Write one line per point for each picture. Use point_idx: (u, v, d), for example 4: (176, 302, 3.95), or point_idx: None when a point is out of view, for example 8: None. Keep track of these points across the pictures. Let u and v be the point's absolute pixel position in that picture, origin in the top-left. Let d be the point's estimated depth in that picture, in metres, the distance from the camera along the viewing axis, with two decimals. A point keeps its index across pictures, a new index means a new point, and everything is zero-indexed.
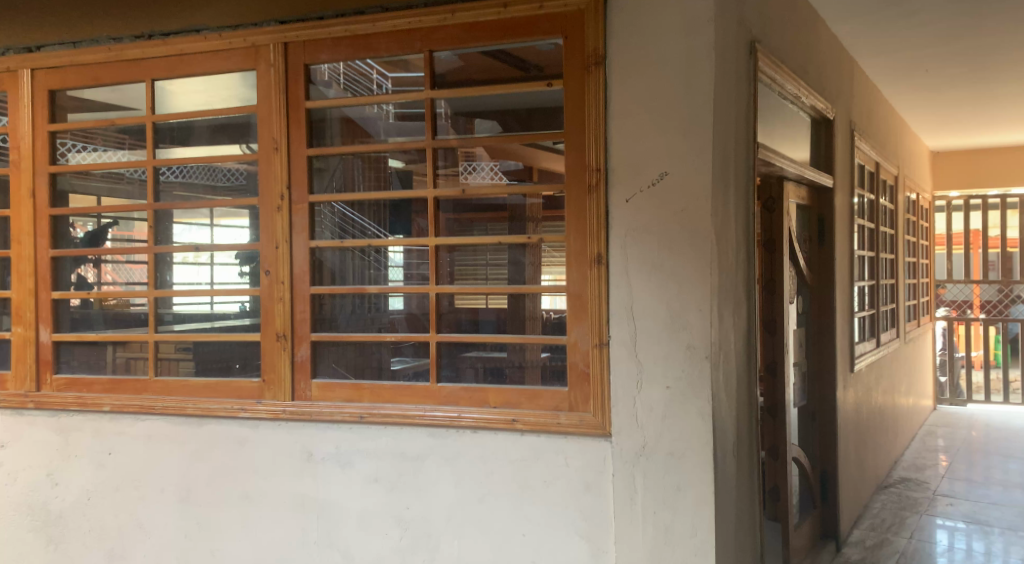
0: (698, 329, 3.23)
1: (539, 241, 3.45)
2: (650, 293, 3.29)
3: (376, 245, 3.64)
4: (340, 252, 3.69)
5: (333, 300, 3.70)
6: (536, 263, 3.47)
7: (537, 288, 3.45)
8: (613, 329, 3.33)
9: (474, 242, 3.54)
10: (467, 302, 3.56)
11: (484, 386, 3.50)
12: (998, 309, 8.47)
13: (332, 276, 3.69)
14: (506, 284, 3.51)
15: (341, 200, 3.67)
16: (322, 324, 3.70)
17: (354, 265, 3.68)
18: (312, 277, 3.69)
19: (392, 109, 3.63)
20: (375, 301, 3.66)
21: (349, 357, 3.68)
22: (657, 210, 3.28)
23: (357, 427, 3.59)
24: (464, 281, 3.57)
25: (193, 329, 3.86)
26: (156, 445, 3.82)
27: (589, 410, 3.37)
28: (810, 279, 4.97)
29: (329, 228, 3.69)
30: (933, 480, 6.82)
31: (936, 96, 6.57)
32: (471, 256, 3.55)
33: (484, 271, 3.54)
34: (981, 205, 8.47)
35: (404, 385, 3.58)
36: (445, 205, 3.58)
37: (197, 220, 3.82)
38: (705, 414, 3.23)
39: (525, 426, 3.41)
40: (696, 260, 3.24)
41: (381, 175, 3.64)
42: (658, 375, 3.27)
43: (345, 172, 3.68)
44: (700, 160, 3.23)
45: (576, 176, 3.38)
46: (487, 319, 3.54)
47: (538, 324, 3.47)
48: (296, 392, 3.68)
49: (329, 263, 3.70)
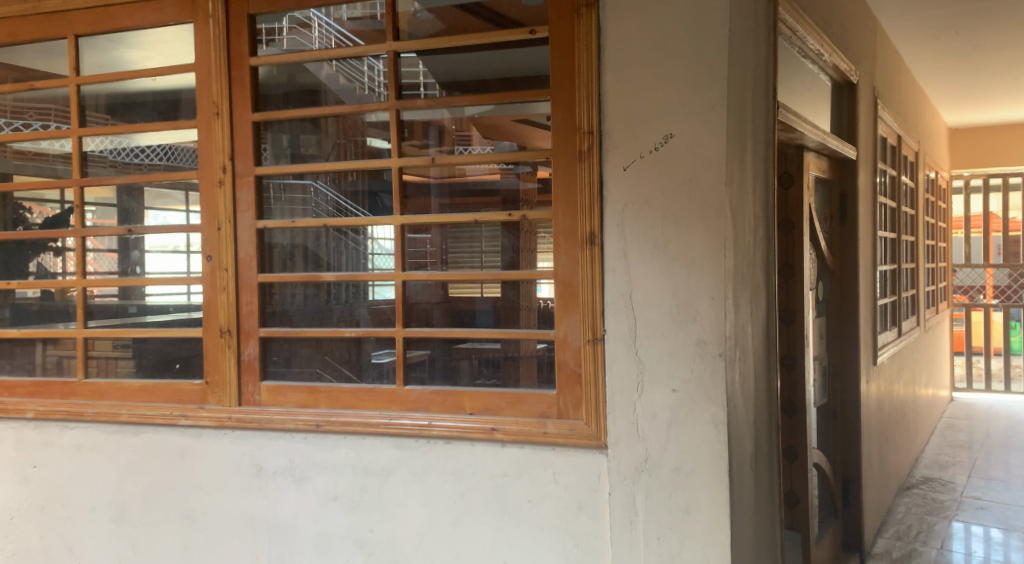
0: (709, 320, 2.73)
1: (535, 228, 2.94)
2: (653, 278, 2.77)
3: (354, 225, 3.11)
4: (306, 233, 3.17)
5: (283, 290, 3.20)
6: (532, 249, 2.95)
7: (532, 275, 2.94)
8: (608, 322, 2.82)
9: (469, 224, 3.02)
10: (463, 291, 3.04)
11: (460, 390, 3.00)
12: (1009, 295, 7.97)
13: (304, 261, 3.18)
14: (500, 270, 3.00)
15: (313, 172, 3.15)
16: (275, 319, 3.21)
17: (330, 248, 3.15)
18: (266, 260, 3.20)
19: (373, 77, 3.09)
20: (350, 289, 3.14)
21: (303, 355, 3.19)
22: (660, 180, 2.77)
23: (313, 437, 3.09)
24: (459, 268, 3.04)
25: (128, 322, 3.36)
26: (86, 458, 3.30)
27: (581, 417, 2.87)
28: (831, 264, 4.44)
29: (297, 206, 3.17)
30: (957, 479, 6.31)
31: (960, 64, 6.03)
32: (466, 242, 3.03)
33: (480, 258, 3.02)
34: (1001, 186, 7.92)
35: (368, 388, 3.08)
36: (439, 189, 3.04)
37: (173, 211, 3.26)
38: (718, 423, 2.73)
39: (507, 436, 2.91)
40: (707, 239, 2.73)
41: (360, 145, 3.11)
42: (663, 376, 2.77)
43: (327, 145, 3.15)
44: (713, 117, 2.72)
45: (565, 140, 2.88)
46: (485, 308, 3.03)
47: (534, 314, 2.96)
48: (244, 396, 3.18)
49: (305, 244, 3.18)
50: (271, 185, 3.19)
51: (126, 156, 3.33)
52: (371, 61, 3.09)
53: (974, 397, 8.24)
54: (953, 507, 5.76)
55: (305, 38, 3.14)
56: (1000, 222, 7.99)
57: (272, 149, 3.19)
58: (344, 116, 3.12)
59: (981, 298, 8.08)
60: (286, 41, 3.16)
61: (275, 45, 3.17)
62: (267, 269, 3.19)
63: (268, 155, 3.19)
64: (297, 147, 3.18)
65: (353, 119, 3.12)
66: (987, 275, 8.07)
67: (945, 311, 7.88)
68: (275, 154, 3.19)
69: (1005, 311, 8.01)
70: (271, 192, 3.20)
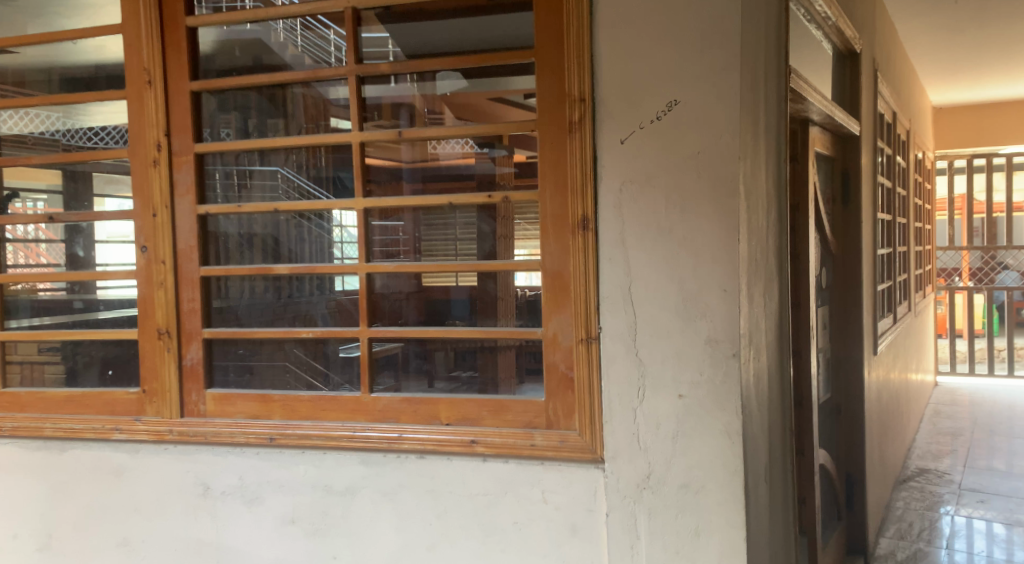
0: (721, 315, 2.37)
1: (512, 213, 2.57)
2: (655, 268, 2.41)
3: (316, 209, 2.72)
4: (265, 220, 2.78)
5: (232, 282, 2.79)
6: (509, 235, 2.58)
7: (508, 264, 2.58)
8: (605, 319, 2.45)
9: (442, 210, 2.65)
10: (437, 280, 2.66)
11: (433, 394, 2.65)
12: (986, 276, 7.72)
13: (262, 251, 2.78)
14: (476, 259, 2.63)
15: (271, 149, 2.75)
16: (217, 318, 2.80)
17: (292, 235, 2.76)
18: (209, 254, 2.79)
19: (325, 40, 2.70)
20: (314, 282, 2.74)
21: (253, 358, 2.79)
22: (663, 155, 2.40)
23: (266, 453, 2.70)
24: (434, 259, 2.66)
25: (50, 325, 2.94)
26: (5, 478, 2.89)
27: (574, 427, 2.51)
28: (833, 247, 4.08)
29: (256, 190, 2.78)
30: (953, 470, 6.01)
31: (955, 39, 5.69)
32: (438, 229, 2.65)
33: (455, 245, 2.65)
34: (985, 167, 7.58)
35: (328, 396, 2.70)
36: (411, 173, 2.66)
37: (113, 206, 2.83)
38: (732, 433, 2.38)
39: (488, 450, 2.54)
40: (718, 222, 2.37)
41: (319, 115, 2.72)
42: (668, 380, 2.41)
43: (291, 119, 2.75)
44: (723, 81, 2.36)
45: (552, 109, 2.51)
46: (460, 298, 2.66)
47: (511, 305, 2.59)
48: (187, 407, 2.78)
49: (262, 233, 2.78)
50: (213, 169, 2.79)
51: (59, 139, 2.90)
52: (324, 20, 2.68)
53: (960, 381, 7.97)
54: (952, 502, 5.45)
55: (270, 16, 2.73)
56: (983, 204, 7.65)
57: (236, 134, 2.78)
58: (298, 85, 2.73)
59: (957, 280, 7.86)
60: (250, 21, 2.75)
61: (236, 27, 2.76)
62: (210, 263, 2.78)
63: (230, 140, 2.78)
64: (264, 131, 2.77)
65: (317, 93, 2.72)
66: (964, 257, 7.80)
67: (930, 294, 7.55)
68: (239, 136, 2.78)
69: (987, 294, 7.69)
70: (215, 180, 2.79)
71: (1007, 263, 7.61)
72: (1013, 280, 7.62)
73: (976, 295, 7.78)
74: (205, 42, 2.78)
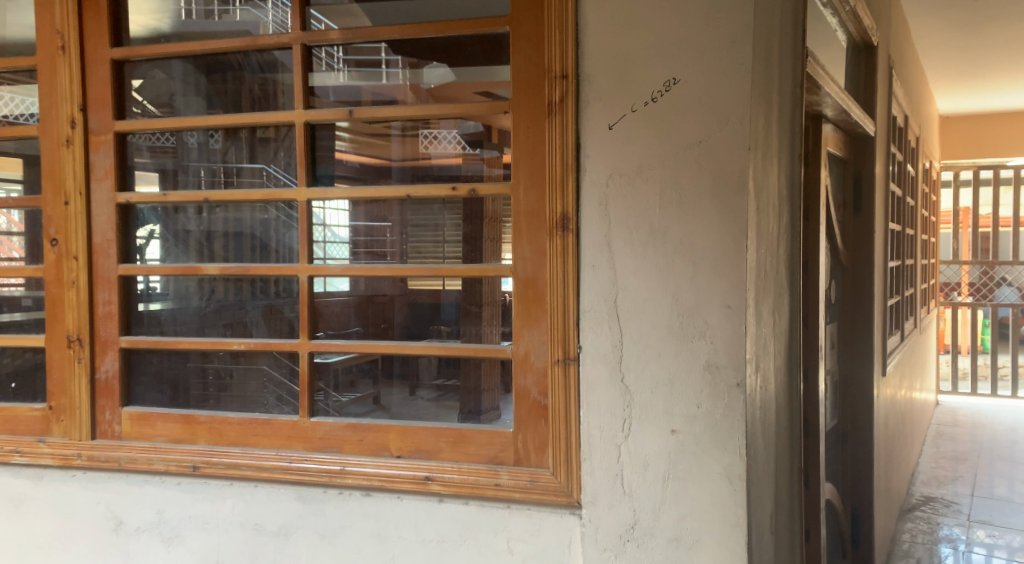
0: (724, 337, 2.00)
1: (500, 216, 2.18)
2: (645, 278, 2.04)
3: (285, 198, 2.31)
4: (226, 216, 2.37)
5: (170, 282, 2.40)
6: (497, 238, 2.18)
7: (497, 269, 2.18)
8: (586, 337, 2.07)
9: (434, 202, 2.24)
10: (425, 283, 2.26)
11: (417, 405, 2.25)
12: (984, 292, 7.31)
13: (224, 248, 2.37)
14: (461, 264, 2.23)
15: (202, 127, 2.37)
16: (155, 323, 2.41)
17: (256, 221, 2.35)
18: (161, 249, 2.40)
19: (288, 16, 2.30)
20: (281, 285, 2.33)
21: (214, 368, 2.38)
22: (659, 144, 2.02)
23: (188, 484, 2.31)
24: (423, 261, 2.26)
25: (21, 323, 2.46)
26: None
27: (546, 465, 2.12)
28: (843, 257, 3.65)
29: (192, 177, 2.39)
30: (960, 500, 5.61)
31: (970, 43, 5.29)
32: (431, 229, 2.24)
33: (442, 245, 2.24)
34: (992, 179, 7.15)
35: (260, 419, 2.31)
36: (400, 172, 2.26)
37: (16, 193, 2.43)
38: (733, 478, 2.00)
39: (445, 488, 2.15)
40: (722, 225, 2.00)
41: (244, 92, 2.35)
42: (659, 412, 2.03)
43: (214, 91, 2.37)
44: (733, 57, 1.99)
45: (530, 87, 2.14)
46: (449, 303, 2.25)
47: (498, 313, 2.19)
48: (100, 428, 2.39)
49: (188, 229, 2.40)
50: (195, 166, 2.39)
51: (12, 120, 2.44)
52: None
53: (962, 401, 7.61)
54: (960, 534, 5.06)
55: (262, 9, 2.33)
56: (989, 219, 7.23)
57: (223, 135, 2.37)
58: (234, 56, 2.35)
59: (955, 295, 7.47)
60: (240, 13, 2.35)
61: (226, 19, 2.36)
62: (149, 259, 2.40)
63: (217, 140, 2.37)
64: (252, 135, 2.35)
65: (254, 70, 2.34)
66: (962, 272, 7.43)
67: (934, 309, 7.16)
68: (227, 136, 2.37)
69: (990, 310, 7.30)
70: (198, 178, 2.38)
71: (1006, 279, 7.19)
72: (1013, 296, 7.20)
73: (978, 310, 7.38)
74: (156, 15, 2.40)
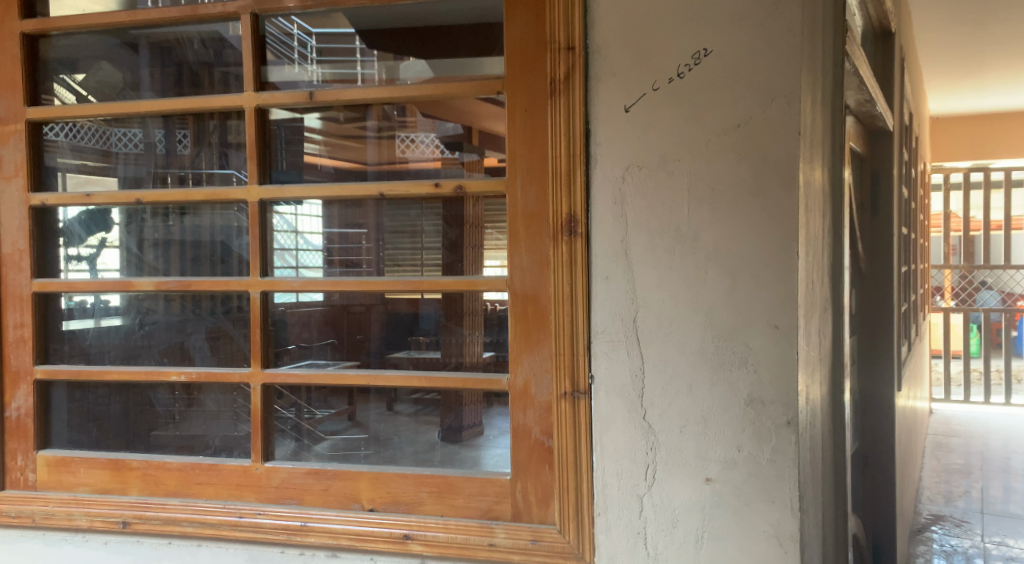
0: (770, 365, 1.63)
1: (483, 220, 1.82)
2: (671, 293, 1.67)
3: (233, 199, 1.92)
4: (184, 224, 1.97)
5: (104, 299, 2.00)
6: (478, 244, 1.82)
7: (484, 282, 1.81)
8: (599, 365, 1.71)
9: (420, 200, 1.86)
10: (404, 294, 1.87)
11: (396, 420, 1.87)
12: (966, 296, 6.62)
13: (180, 261, 1.96)
14: (441, 274, 1.85)
15: (136, 116, 1.98)
16: (99, 357, 2.00)
17: (215, 228, 1.95)
18: (119, 258, 1.99)
19: None
20: (230, 304, 1.94)
21: (171, 407, 1.98)
22: (685, 129, 1.66)
23: (117, 543, 1.92)
24: (401, 274, 1.86)
25: None
26: None
27: (552, 521, 1.75)
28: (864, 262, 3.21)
29: (141, 178, 1.99)
30: (971, 518, 5.20)
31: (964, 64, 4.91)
32: (411, 237, 1.86)
33: (420, 254, 1.86)
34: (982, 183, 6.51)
35: (203, 464, 1.92)
36: (377, 173, 1.87)
37: None
38: (784, 538, 1.63)
39: (428, 549, 1.78)
40: (766, 228, 1.63)
41: (176, 72, 1.97)
42: (690, 455, 1.67)
43: (145, 76, 1.99)
44: (777, 22, 1.62)
45: (529, 64, 1.77)
46: (428, 313, 1.86)
47: (480, 324, 1.82)
48: (11, 476, 1.99)
49: (127, 239, 1.99)
50: (150, 169, 1.99)
51: None
52: None
53: (965, 411, 7.20)
54: (978, 558, 4.62)
55: None
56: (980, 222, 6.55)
57: (193, 138, 1.97)
58: (171, 29, 1.97)
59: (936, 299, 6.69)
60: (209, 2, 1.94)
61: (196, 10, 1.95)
62: (102, 270, 1.99)
63: (188, 142, 1.97)
64: (224, 137, 1.94)
65: (195, 45, 1.96)
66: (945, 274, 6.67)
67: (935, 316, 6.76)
68: (197, 140, 1.96)
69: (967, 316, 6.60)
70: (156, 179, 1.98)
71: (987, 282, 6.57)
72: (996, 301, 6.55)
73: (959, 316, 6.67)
74: None
